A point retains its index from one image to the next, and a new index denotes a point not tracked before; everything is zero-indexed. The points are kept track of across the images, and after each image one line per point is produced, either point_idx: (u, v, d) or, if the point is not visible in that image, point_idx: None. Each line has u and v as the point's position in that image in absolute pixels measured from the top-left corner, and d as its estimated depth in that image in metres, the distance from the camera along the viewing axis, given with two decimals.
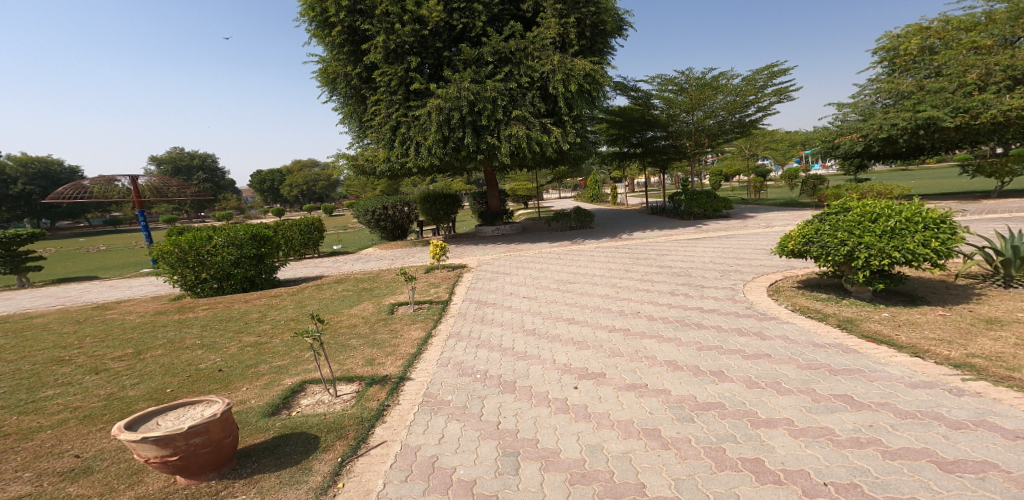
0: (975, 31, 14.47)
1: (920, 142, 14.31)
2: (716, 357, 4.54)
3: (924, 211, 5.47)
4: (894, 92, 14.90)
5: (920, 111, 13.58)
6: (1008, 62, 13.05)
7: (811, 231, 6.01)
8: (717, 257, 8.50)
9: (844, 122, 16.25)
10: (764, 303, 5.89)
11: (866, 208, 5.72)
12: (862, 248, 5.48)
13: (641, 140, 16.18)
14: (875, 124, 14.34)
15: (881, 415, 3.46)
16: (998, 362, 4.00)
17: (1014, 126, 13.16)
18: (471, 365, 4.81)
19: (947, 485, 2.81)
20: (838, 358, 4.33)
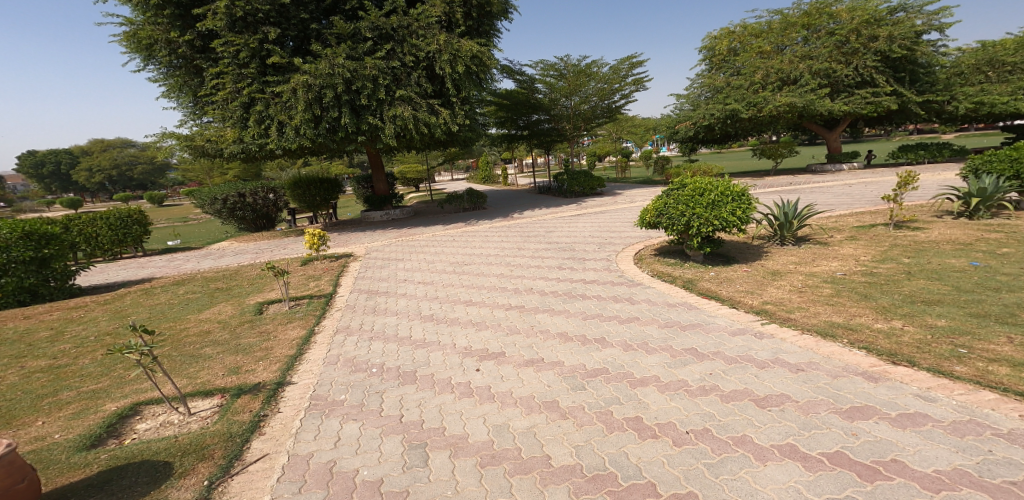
0: (760, 38, 17.39)
1: (729, 130, 17.19)
2: (599, 324, 4.98)
3: (732, 186, 6.58)
4: (712, 86, 17.58)
5: (727, 104, 16.25)
6: (777, 67, 16.09)
7: (660, 205, 6.86)
8: (596, 231, 9.23)
9: (680, 111, 18.70)
10: (632, 271, 6.61)
11: (696, 184, 6.67)
12: (694, 218, 6.43)
13: (527, 123, 16.88)
14: (700, 114, 16.92)
15: (716, 363, 4.05)
16: (780, 306, 5.05)
17: (781, 120, 16.63)
18: (365, 358, 4.53)
19: (763, 418, 3.30)
20: (684, 315, 5.07)
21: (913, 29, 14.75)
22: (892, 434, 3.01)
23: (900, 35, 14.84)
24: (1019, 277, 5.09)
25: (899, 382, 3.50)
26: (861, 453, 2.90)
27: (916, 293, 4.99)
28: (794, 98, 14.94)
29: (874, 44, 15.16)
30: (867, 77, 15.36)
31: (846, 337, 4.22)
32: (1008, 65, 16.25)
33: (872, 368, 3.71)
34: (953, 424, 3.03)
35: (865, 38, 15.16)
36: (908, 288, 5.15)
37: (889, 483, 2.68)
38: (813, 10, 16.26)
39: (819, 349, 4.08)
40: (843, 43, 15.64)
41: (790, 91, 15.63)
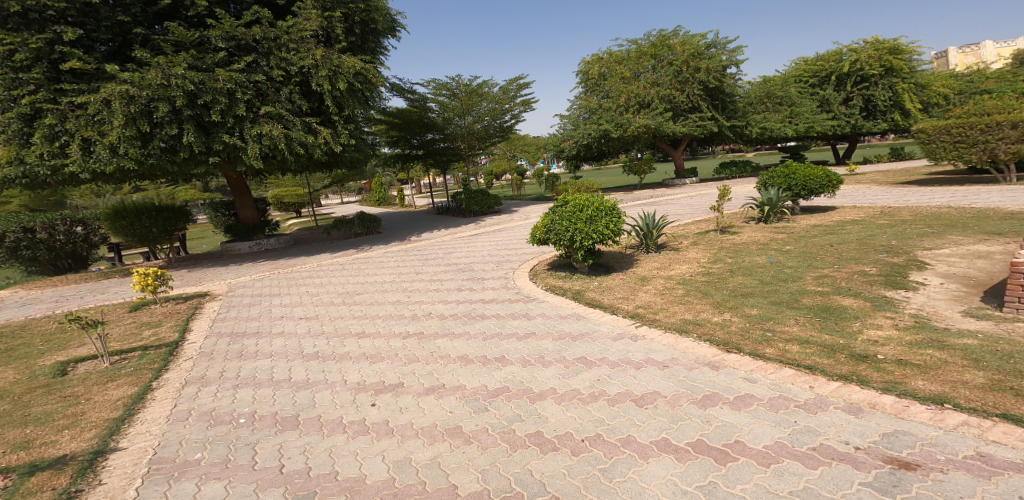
0: (622, 65, 19.02)
1: (603, 148, 18.75)
2: (499, 344, 5.01)
3: (604, 201, 7.09)
4: (588, 107, 18.83)
5: (601, 124, 17.59)
6: (635, 93, 17.73)
7: (546, 222, 7.13)
8: (493, 250, 9.37)
9: (563, 130, 19.75)
10: (528, 287, 6.80)
11: (574, 201, 7.05)
12: (577, 232, 6.79)
13: (421, 142, 16.37)
14: (580, 134, 18.08)
15: (602, 369, 4.28)
16: (648, 309, 5.50)
17: (642, 139, 18.32)
18: (226, 409, 4.08)
19: (642, 417, 3.55)
20: (573, 325, 5.30)
21: (721, 63, 17.22)
22: (734, 417, 3.41)
23: (712, 68, 17.19)
24: (801, 269, 6.11)
25: (733, 368, 4.02)
26: (714, 438, 3.24)
27: (738, 288, 5.78)
28: (648, 120, 16.68)
29: (698, 75, 17.34)
30: (694, 103, 17.64)
31: (697, 332, 4.75)
32: (779, 97, 19.46)
33: (713, 358, 4.22)
34: (771, 401, 3.51)
35: (691, 70, 17.33)
36: (732, 283, 5.93)
37: (736, 462, 3.00)
38: (657, 42, 18.41)
39: (678, 345, 4.54)
40: (679, 74, 17.61)
41: (646, 114, 17.37)
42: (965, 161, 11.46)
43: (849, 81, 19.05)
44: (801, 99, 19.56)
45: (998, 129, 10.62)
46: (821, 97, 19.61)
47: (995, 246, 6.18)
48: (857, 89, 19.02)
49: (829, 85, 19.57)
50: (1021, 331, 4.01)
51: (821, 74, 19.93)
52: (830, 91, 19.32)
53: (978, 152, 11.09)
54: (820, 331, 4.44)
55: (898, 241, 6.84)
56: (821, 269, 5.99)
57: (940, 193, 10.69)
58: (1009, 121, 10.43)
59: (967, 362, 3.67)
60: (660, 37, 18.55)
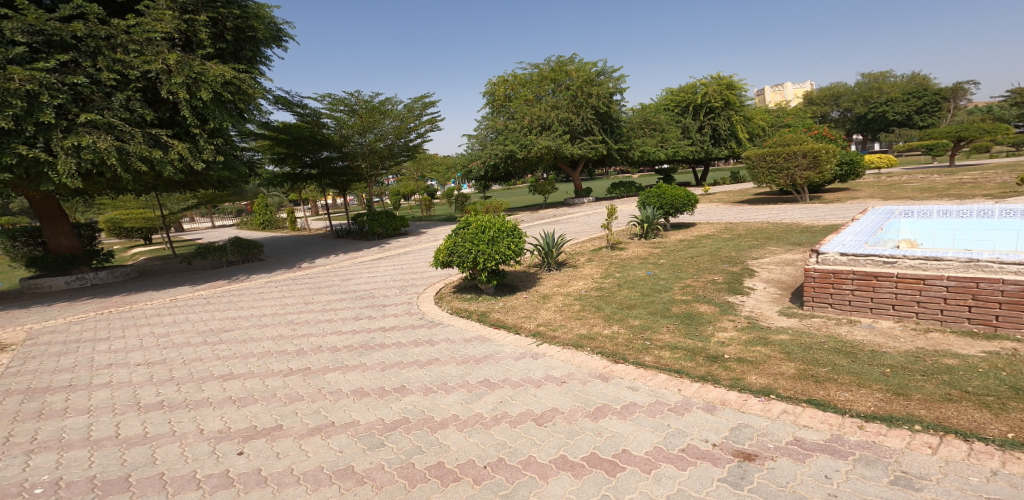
0: (526, 88, 19.65)
1: (510, 169, 19.22)
2: (399, 373, 4.79)
3: (506, 222, 7.17)
4: (494, 128, 19.17)
5: (506, 145, 17.97)
6: (537, 115, 18.38)
7: (449, 244, 7.01)
8: (397, 274, 9.08)
9: (471, 150, 19.94)
10: (433, 311, 6.64)
11: (477, 221, 7.01)
12: (479, 254, 6.78)
13: (315, 160, 15.21)
14: (488, 154, 18.33)
15: (504, 391, 4.25)
16: (549, 327, 5.59)
17: (545, 160, 19.05)
18: (15, 480, 3.45)
19: (542, 435, 3.56)
20: (479, 348, 5.23)
21: (608, 90, 18.47)
22: (621, 426, 3.55)
23: (600, 94, 18.39)
24: (671, 279, 6.62)
25: (620, 378, 4.23)
26: (606, 449, 3.33)
27: (624, 300, 6.13)
28: (550, 141, 17.36)
29: (590, 100, 18.43)
30: (587, 127, 18.64)
31: (592, 346, 4.90)
32: (654, 124, 21.12)
33: (603, 370, 4.40)
34: (652, 407, 3.73)
35: (583, 96, 18.38)
36: (620, 297, 6.27)
37: (624, 472, 3.10)
38: (556, 67, 19.35)
39: (574, 360, 4.66)
40: (575, 98, 18.59)
41: (548, 136, 18.08)
42: (778, 185, 13.25)
43: (700, 111, 21.26)
44: (669, 126, 21.45)
45: (794, 158, 12.50)
46: (682, 125, 21.56)
47: (797, 254, 7.25)
48: (706, 119, 21.27)
49: (687, 115, 21.58)
50: (822, 326, 4.73)
51: (683, 104, 21.89)
52: (688, 120, 21.33)
53: (784, 177, 12.99)
54: (685, 337, 4.87)
55: (734, 252, 7.69)
56: (685, 280, 6.53)
57: (760, 211, 12.38)
58: (802, 151, 12.38)
59: (783, 355, 4.26)
60: (559, 62, 19.51)
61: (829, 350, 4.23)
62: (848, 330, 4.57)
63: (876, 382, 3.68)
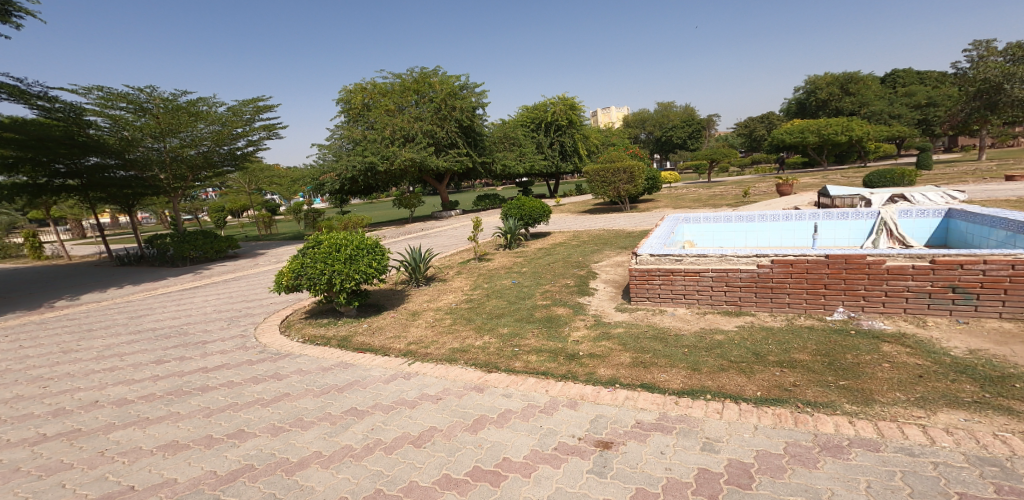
0: (388, 97, 19.20)
1: (371, 182, 18.55)
2: (234, 416, 4.33)
3: (365, 239, 6.93)
4: (351, 138, 18.36)
5: (366, 157, 17.30)
6: (400, 126, 18.04)
7: (297, 266, 6.51)
8: (218, 305, 8.17)
9: (324, 161, 18.74)
10: (278, 342, 6.11)
11: (331, 240, 6.67)
12: (335, 274, 6.40)
13: (74, 168, 11.88)
14: (343, 166, 17.41)
15: (376, 417, 4.09)
16: (420, 344, 5.52)
17: (409, 174, 18.84)
18: None
19: (419, 457, 3.50)
20: (341, 376, 4.95)
21: (471, 105, 19.02)
22: (498, 434, 3.64)
23: (462, 108, 18.86)
24: (533, 286, 6.98)
25: (495, 386, 4.33)
26: (487, 461, 3.39)
27: (493, 310, 6.30)
28: (414, 154, 17.20)
29: (454, 113, 18.80)
30: (452, 140, 18.92)
31: (464, 359, 4.97)
32: (513, 139, 22.15)
33: (478, 381, 4.47)
34: (525, 412, 3.89)
35: (449, 108, 18.67)
36: (488, 307, 6.43)
37: (506, 480, 3.18)
38: (419, 79, 19.29)
39: (448, 375, 4.66)
40: (439, 111, 18.76)
41: (411, 148, 17.85)
42: (609, 197, 14.78)
43: (550, 128, 22.91)
44: (525, 140, 22.63)
45: (618, 173, 14.15)
46: (537, 141, 22.98)
47: (624, 255, 8.20)
48: (556, 135, 23.00)
49: (540, 131, 23.03)
50: (643, 317, 5.43)
51: (536, 121, 23.29)
52: (541, 137, 22.81)
53: (612, 191, 14.49)
54: (547, 340, 5.17)
55: (582, 257, 8.39)
56: (544, 286, 6.93)
57: (597, 220, 13.56)
58: (624, 169, 14.09)
59: (622, 347, 4.81)
60: (422, 73, 19.45)
61: (649, 338, 4.91)
62: (661, 319, 5.33)
63: (681, 361, 4.38)
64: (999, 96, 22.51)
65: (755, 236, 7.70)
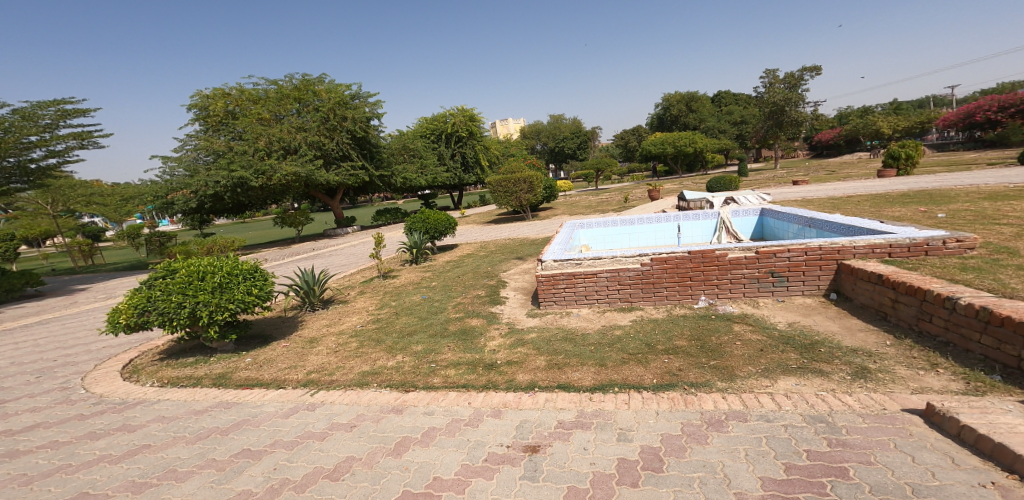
0: (259, 105, 17.59)
1: (243, 200, 16.45)
2: (79, 479, 3.62)
3: (239, 264, 5.98)
4: (211, 149, 16.30)
5: (233, 171, 15.44)
6: (278, 136, 16.61)
7: (143, 301, 5.39)
8: (13, 357, 6.71)
9: (172, 176, 16.26)
10: (119, 390, 5.20)
11: (192, 268, 5.66)
12: (200, 307, 5.41)
13: None
14: (200, 182, 15.30)
15: (278, 455, 3.70)
16: (323, 371, 5.12)
17: (293, 189, 17.44)
18: None
19: (340, 491, 3.24)
20: (222, 416, 4.38)
21: (365, 115, 18.27)
22: (426, 454, 3.52)
23: (354, 117, 17.98)
24: (444, 299, 6.90)
25: (414, 406, 4.17)
26: (417, 483, 3.24)
27: (403, 327, 6.07)
28: (298, 168, 15.94)
29: (345, 124, 17.87)
30: (346, 152, 17.96)
31: (377, 381, 4.72)
32: (413, 150, 21.58)
33: (395, 402, 4.27)
34: (450, 427, 3.81)
35: (339, 117, 17.69)
36: (398, 325, 6.20)
37: None
38: (301, 85, 17.90)
39: (361, 399, 4.39)
40: (325, 120, 17.56)
41: (294, 160, 16.52)
42: (512, 207, 15.08)
43: (451, 139, 22.91)
44: (426, 152, 22.15)
45: (519, 184, 14.52)
46: (438, 153, 22.76)
47: (531, 263, 8.47)
48: (456, 147, 23.06)
49: (442, 143, 22.92)
50: (552, 320, 5.65)
51: (436, 132, 23.29)
52: (443, 148, 22.68)
53: (515, 200, 14.80)
54: (464, 352, 5.12)
55: (491, 267, 8.49)
56: (455, 298, 6.87)
57: (503, 229, 13.84)
58: (527, 179, 14.57)
59: (537, 351, 4.93)
60: (305, 81, 18.14)
61: (561, 340, 5.11)
62: (569, 320, 5.58)
63: (589, 360, 4.61)
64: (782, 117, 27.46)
65: (636, 236, 8.38)
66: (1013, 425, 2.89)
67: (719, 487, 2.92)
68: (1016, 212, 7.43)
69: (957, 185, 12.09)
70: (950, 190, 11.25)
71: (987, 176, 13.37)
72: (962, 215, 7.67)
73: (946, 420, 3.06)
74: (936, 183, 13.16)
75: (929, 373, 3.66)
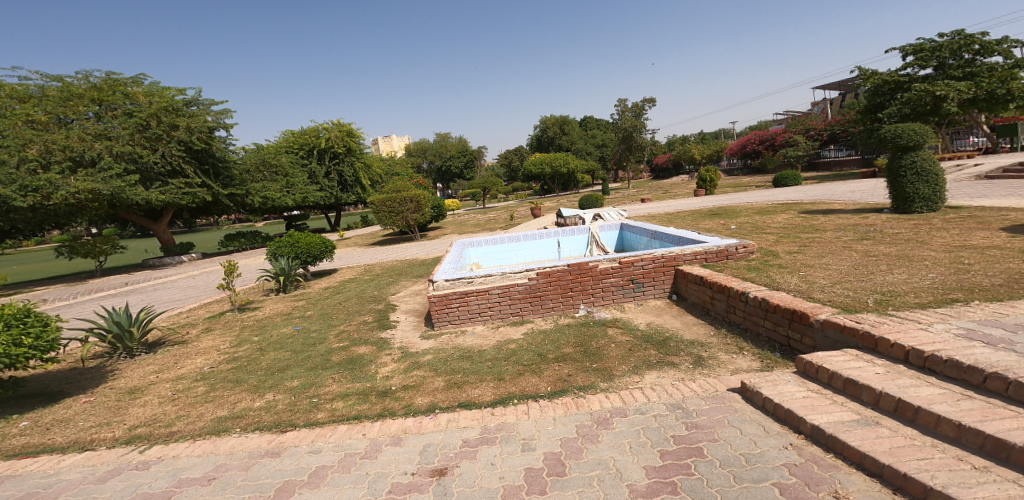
0: (29, 105, 13.06)
1: None
2: None
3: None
4: None
5: None
6: (63, 143, 12.38)
7: None
8: None
9: None
10: None
11: None
12: None
13: None
14: None
15: None
16: (157, 423, 4.22)
17: (87, 208, 13.19)
18: None
19: None
20: None
21: (206, 124, 15.16)
22: (314, 496, 3.06)
23: (195, 128, 14.87)
24: (323, 329, 6.42)
25: (294, 446, 3.62)
26: None
27: (272, 365, 5.38)
28: (96, 184, 12.03)
29: (175, 133, 14.47)
30: (177, 166, 14.53)
31: (239, 425, 4.05)
32: (275, 166, 19.09)
33: (270, 445, 3.67)
34: (342, 462, 3.36)
35: (166, 125, 14.21)
36: (264, 362, 5.46)
37: None
38: (105, 85, 14.15)
39: (219, 448, 3.70)
40: (143, 127, 13.84)
41: (90, 175, 12.44)
42: (398, 228, 14.56)
43: (326, 156, 21.50)
44: (293, 170, 19.91)
45: (406, 203, 14.17)
46: (308, 169, 21.01)
47: (422, 284, 8.34)
48: (332, 164, 21.71)
49: (313, 158, 21.25)
50: (448, 341, 5.59)
51: (306, 147, 21.44)
52: (315, 165, 21.06)
53: (401, 220, 14.35)
54: (353, 382, 4.72)
55: (378, 291, 8.15)
56: (338, 327, 6.43)
57: (387, 251, 13.39)
58: (414, 198, 14.34)
59: (433, 372, 4.74)
60: (110, 80, 14.40)
61: (457, 359, 5.00)
62: (464, 339, 5.56)
63: (487, 375, 4.51)
64: (632, 140, 30.74)
65: (522, 253, 8.73)
66: (795, 392, 3.25)
67: (613, 482, 2.84)
68: (776, 223, 9.27)
69: (741, 202, 14.82)
70: (739, 205, 13.73)
71: (755, 196, 16.52)
72: (746, 226, 9.29)
73: (754, 394, 3.35)
74: (730, 200, 15.92)
75: (739, 356, 4.21)
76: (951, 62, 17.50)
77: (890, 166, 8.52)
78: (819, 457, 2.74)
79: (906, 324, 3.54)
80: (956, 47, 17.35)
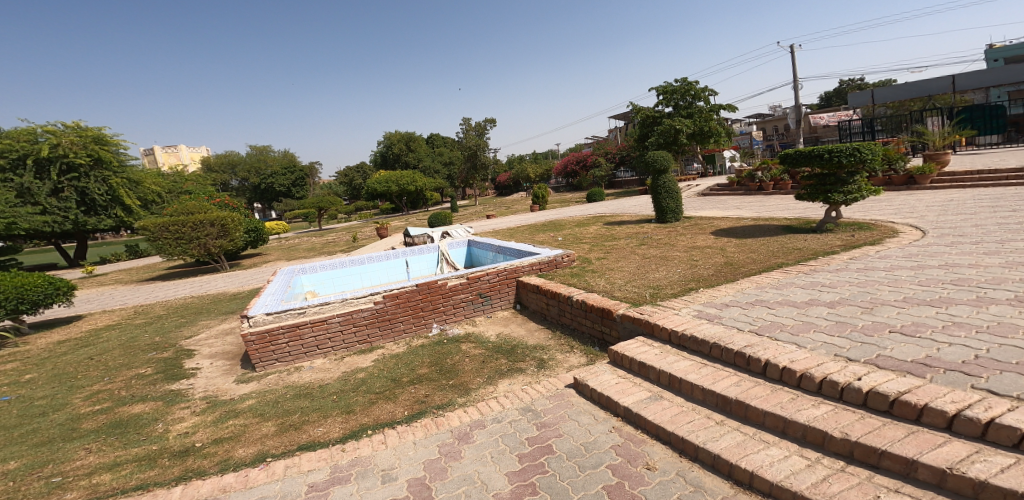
0: None
1: None
2: None
3: None
4: None
5: None
6: None
7: None
8: None
9: None
10: None
11: None
12: None
13: None
14: None
15: None
16: None
17: None
18: None
19: None
20: None
21: None
22: None
23: None
24: (62, 393, 5.24)
25: None
26: None
27: None
28: None
29: None
30: None
31: None
32: None
33: None
34: None
35: None
36: None
37: None
38: None
39: None
40: None
41: None
42: (192, 256, 12.85)
43: (52, 168, 16.54)
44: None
45: (202, 226, 12.61)
46: (17, 185, 15.78)
47: (232, 322, 7.54)
48: (64, 179, 16.86)
49: (26, 170, 16.10)
50: (278, 379, 5.12)
51: (12, 155, 16.17)
52: (29, 179, 15.95)
53: (196, 247, 12.71)
54: (124, 448, 3.95)
55: (157, 338, 7.08)
56: (88, 388, 5.33)
57: (178, 286, 11.75)
58: (208, 220, 12.71)
59: (259, 418, 4.29)
60: None
61: (292, 398, 4.62)
62: (299, 375, 5.16)
63: (333, 410, 4.26)
64: (477, 159, 31.72)
65: (366, 276, 8.40)
66: (609, 379, 3.66)
67: (480, 494, 2.88)
68: (592, 233, 10.40)
69: (567, 215, 16.31)
70: (562, 219, 15.05)
71: (576, 210, 18.27)
72: (569, 237, 10.22)
73: (583, 387, 3.69)
74: (556, 215, 17.35)
75: (571, 354, 4.60)
76: (681, 104, 20.94)
77: (651, 187, 10.04)
78: (633, 434, 3.12)
79: (666, 310, 4.23)
80: (683, 91, 20.75)
